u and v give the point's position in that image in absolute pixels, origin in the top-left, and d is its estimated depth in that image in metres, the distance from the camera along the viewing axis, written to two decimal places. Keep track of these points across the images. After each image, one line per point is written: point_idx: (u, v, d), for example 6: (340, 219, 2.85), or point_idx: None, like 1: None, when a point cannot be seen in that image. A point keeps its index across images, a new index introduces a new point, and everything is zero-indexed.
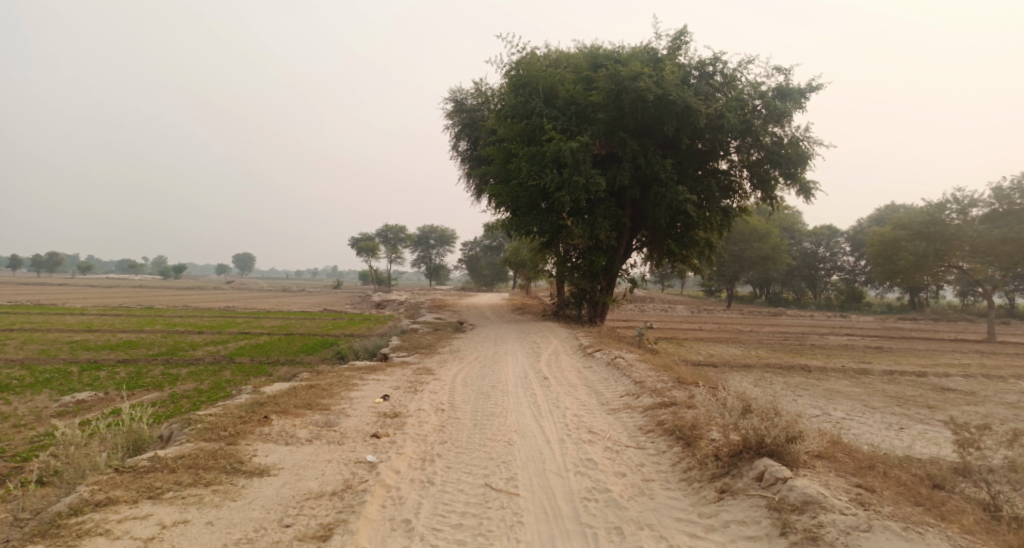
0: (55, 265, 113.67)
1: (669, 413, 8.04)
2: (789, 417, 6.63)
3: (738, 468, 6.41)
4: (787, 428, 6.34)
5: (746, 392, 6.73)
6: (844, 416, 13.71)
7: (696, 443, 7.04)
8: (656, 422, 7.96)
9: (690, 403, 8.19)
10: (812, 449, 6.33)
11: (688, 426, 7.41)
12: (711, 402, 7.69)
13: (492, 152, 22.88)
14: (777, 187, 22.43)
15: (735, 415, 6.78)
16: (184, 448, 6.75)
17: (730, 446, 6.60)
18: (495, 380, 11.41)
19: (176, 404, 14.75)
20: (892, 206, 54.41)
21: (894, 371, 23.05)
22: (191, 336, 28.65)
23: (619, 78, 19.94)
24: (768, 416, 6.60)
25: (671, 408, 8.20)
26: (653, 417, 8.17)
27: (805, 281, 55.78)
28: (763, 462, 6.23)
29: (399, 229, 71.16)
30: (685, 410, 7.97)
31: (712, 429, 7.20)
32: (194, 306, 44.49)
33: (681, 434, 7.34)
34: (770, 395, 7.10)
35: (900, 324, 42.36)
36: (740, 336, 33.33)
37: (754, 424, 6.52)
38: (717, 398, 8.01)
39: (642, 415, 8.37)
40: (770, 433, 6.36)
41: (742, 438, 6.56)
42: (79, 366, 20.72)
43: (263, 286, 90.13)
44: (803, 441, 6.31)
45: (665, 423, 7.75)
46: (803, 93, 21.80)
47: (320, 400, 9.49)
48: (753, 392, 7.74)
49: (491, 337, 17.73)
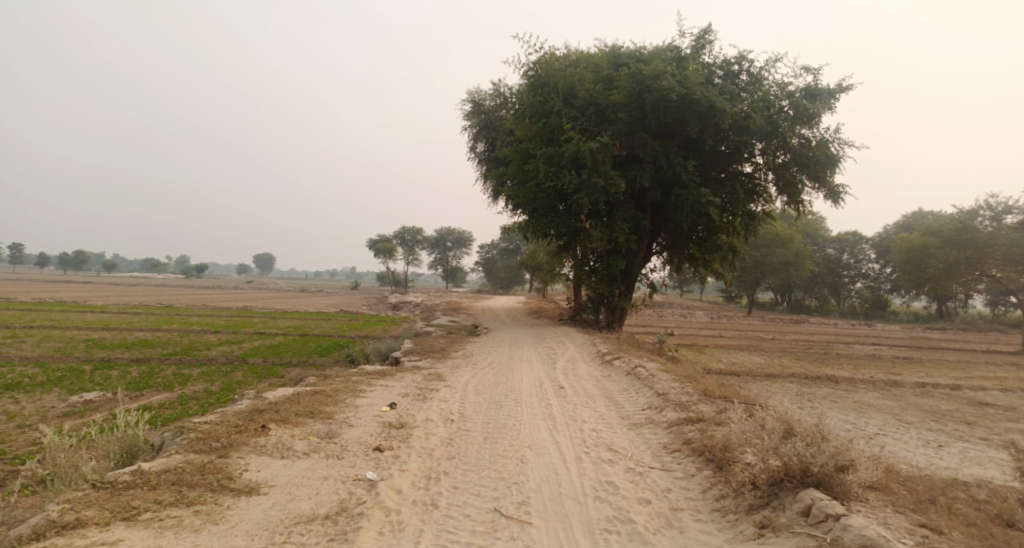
0: (80, 264, 115.25)
1: (696, 431, 7.42)
2: (836, 443, 5.99)
3: (779, 499, 5.78)
4: (836, 456, 5.71)
5: (789, 414, 6.12)
6: (877, 432, 12.96)
7: (729, 467, 6.41)
8: (682, 440, 7.33)
9: (720, 421, 7.58)
10: (863, 480, 5.70)
11: (719, 446, 6.78)
12: (744, 421, 7.06)
13: (510, 152, 22.33)
14: (803, 191, 21.62)
15: (776, 439, 6.15)
16: (170, 460, 6.26)
17: (770, 473, 5.97)
18: (508, 389, 10.81)
19: (184, 407, 14.32)
20: (919, 213, 53.17)
21: (926, 383, 22.10)
22: (207, 335, 28.41)
23: (641, 77, 19.24)
24: (813, 441, 5.96)
25: (698, 425, 7.57)
26: (678, 434, 7.54)
27: (828, 288, 54.61)
28: (810, 494, 5.62)
29: (417, 231, 70.85)
30: (714, 428, 7.33)
31: (747, 451, 6.55)
32: (213, 305, 44.43)
33: (711, 456, 6.71)
34: (811, 416, 6.46)
35: (928, 334, 41.12)
36: (762, 344, 32.43)
37: (797, 450, 5.88)
38: (750, 415, 7.37)
39: (667, 432, 7.75)
40: (816, 461, 5.74)
41: (783, 465, 5.93)
42: (91, 365, 20.44)
43: (282, 286, 90.38)
44: (855, 471, 5.68)
45: (693, 442, 7.13)
46: (832, 93, 21.01)
47: (324, 408, 8.96)
48: (789, 410, 7.10)
49: (507, 342, 17.15)
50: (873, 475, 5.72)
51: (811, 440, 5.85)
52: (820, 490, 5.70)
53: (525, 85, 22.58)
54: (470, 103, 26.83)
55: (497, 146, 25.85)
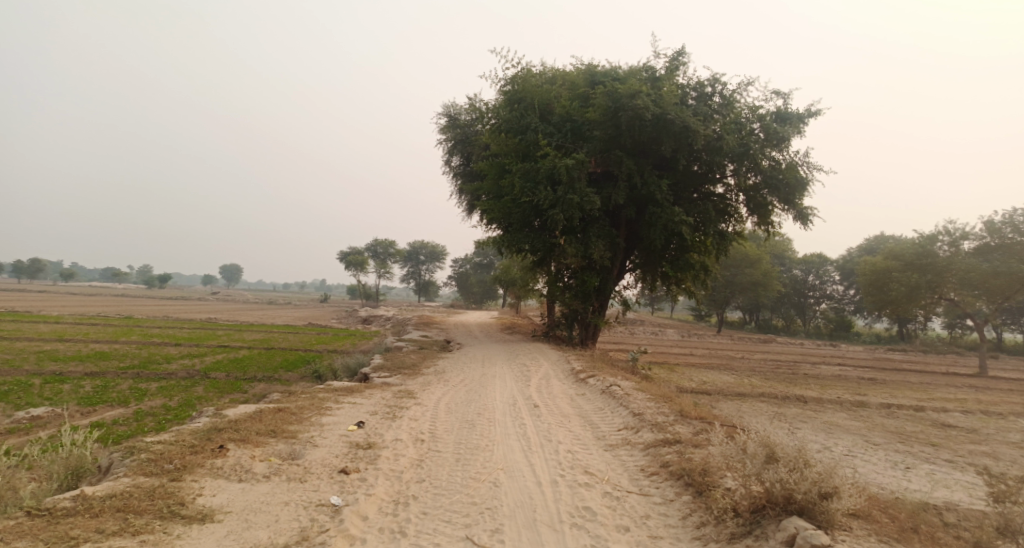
0: (37, 272, 111.77)
1: (674, 453, 7.24)
2: (818, 468, 5.85)
3: (762, 528, 5.62)
4: (820, 483, 5.58)
5: (773, 437, 5.99)
6: (847, 453, 12.93)
7: (709, 492, 6.23)
8: (660, 463, 7.14)
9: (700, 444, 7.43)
10: (846, 508, 5.57)
11: (698, 470, 6.61)
12: (723, 444, 6.90)
13: (484, 167, 22.19)
14: (773, 213, 21.82)
15: (758, 465, 6.00)
16: (117, 485, 5.85)
17: (752, 500, 5.81)
18: (481, 407, 10.55)
19: (139, 424, 13.73)
20: (882, 236, 54.33)
21: (891, 404, 22.34)
22: (168, 348, 27.56)
23: (617, 96, 19.27)
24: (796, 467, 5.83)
25: (676, 447, 7.39)
26: (656, 456, 7.36)
27: (795, 308, 55.36)
28: (794, 523, 5.46)
29: (388, 244, 70.24)
30: (693, 451, 7.16)
31: (727, 476, 6.39)
32: (175, 317, 43.33)
33: (690, 480, 6.53)
34: (792, 441, 6.32)
35: (891, 355, 41.79)
36: (731, 363, 32.60)
37: (780, 476, 5.73)
38: (728, 438, 7.22)
39: (643, 454, 7.55)
40: (800, 487, 5.60)
41: (765, 491, 5.77)
42: (43, 378, 19.59)
43: (249, 297, 88.82)
44: (838, 499, 5.55)
45: (671, 465, 6.94)
46: (802, 117, 21.30)
47: (287, 427, 8.59)
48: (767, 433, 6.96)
49: (479, 358, 16.87)
50: (859, 503, 5.59)
51: (796, 466, 5.71)
52: (804, 519, 5.56)
53: (501, 101, 22.50)
54: (445, 117, 26.66)
55: (472, 160, 25.67)
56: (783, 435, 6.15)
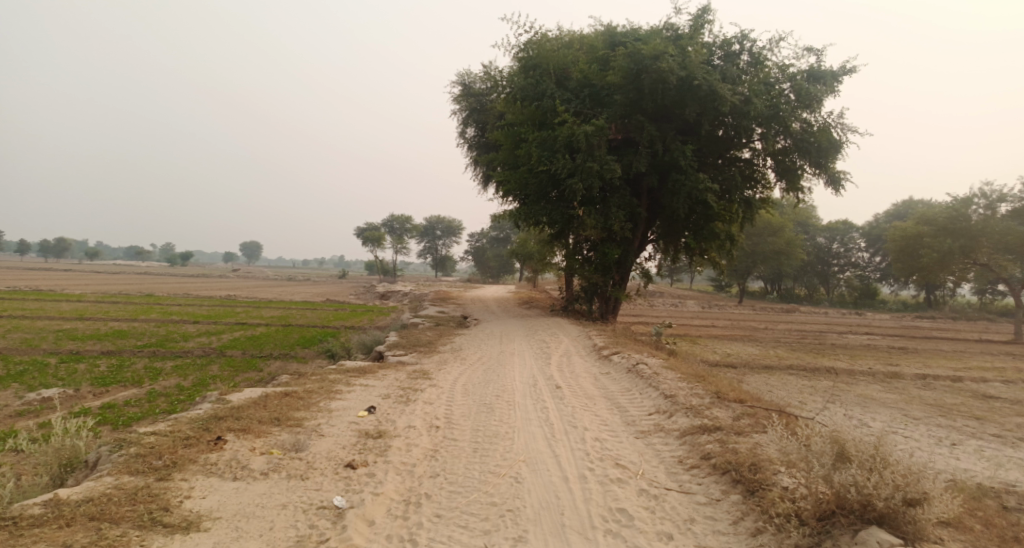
0: (60, 252, 112.76)
1: (715, 442, 6.55)
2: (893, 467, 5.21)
3: (833, 539, 5.05)
4: (904, 488, 4.99)
5: (844, 435, 5.41)
6: (888, 429, 12.11)
7: (763, 493, 5.59)
8: (700, 454, 6.45)
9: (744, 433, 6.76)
10: (931, 516, 4.95)
11: (747, 465, 5.94)
12: (774, 436, 6.25)
13: (500, 136, 21.34)
14: (802, 178, 20.74)
15: (826, 464, 5.41)
16: (96, 487, 5.30)
17: (820, 505, 5.25)
18: (500, 388, 9.90)
19: (150, 406, 13.31)
20: (910, 201, 52.63)
21: (926, 375, 21.37)
22: (185, 326, 27.28)
23: (638, 57, 18.24)
24: (866, 469, 5.15)
25: (717, 435, 6.69)
26: (694, 445, 6.66)
27: (818, 277, 54.04)
28: (875, 536, 4.90)
29: (405, 219, 69.59)
30: (736, 440, 6.47)
31: (783, 473, 5.73)
32: (195, 294, 43.32)
33: (738, 477, 5.88)
34: (859, 434, 5.68)
35: (919, 322, 40.54)
36: (755, 334, 31.65)
37: (854, 479, 5.15)
38: (778, 427, 6.55)
39: (679, 442, 6.86)
40: (880, 492, 5.02)
41: (836, 495, 5.20)
42: (57, 358, 19.28)
43: (268, 274, 89.06)
44: (923, 506, 4.96)
45: (714, 457, 6.26)
46: (836, 75, 20.12)
47: (293, 413, 8.00)
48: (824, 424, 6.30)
49: (499, 334, 16.21)
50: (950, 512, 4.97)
51: (875, 468, 5.12)
52: (884, 529, 4.99)
53: (515, 67, 21.56)
54: (460, 85, 25.70)
55: (488, 130, 24.78)
56: (854, 431, 5.55)
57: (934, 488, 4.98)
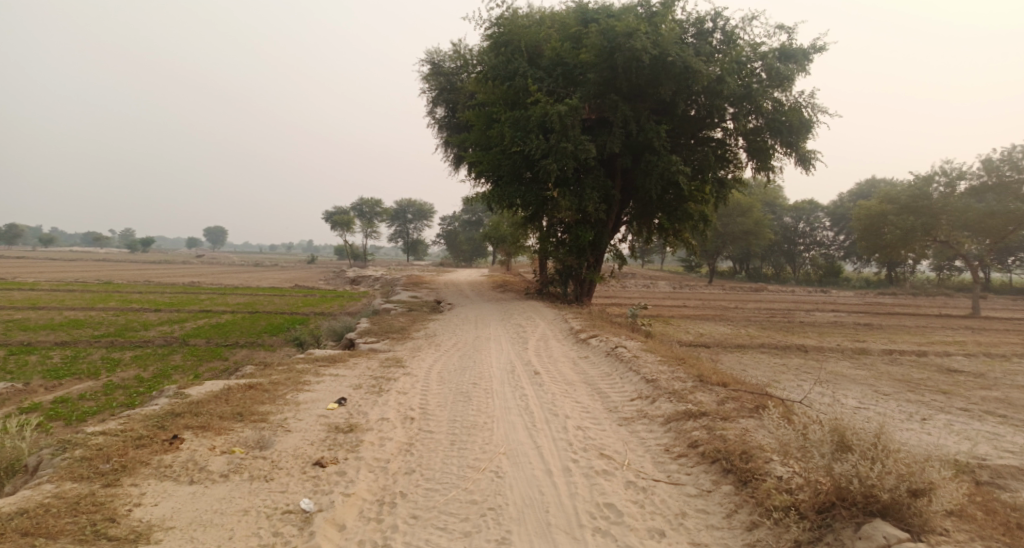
0: (15, 239, 109.13)
1: (702, 430, 6.35)
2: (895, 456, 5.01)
3: (835, 533, 4.86)
4: (908, 479, 4.82)
5: (845, 423, 5.22)
6: (860, 405, 12.09)
7: (757, 484, 5.43)
8: (688, 442, 6.26)
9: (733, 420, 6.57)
10: (936, 508, 4.78)
11: (739, 455, 5.78)
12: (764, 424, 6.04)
13: (471, 116, 20.86)
14: (774, 157, 20.62)
15: (826, 454, 5.19)
16: (33, 497, 4.87)
17: (820, 499, 5.05)
18: (476, 375, 9.58)
19: (108, 399, 12.73)
20: (873, 180, 53.36)
21: (893, 350, 21.56)
22: (146, 314, 26.41)
23: (612, 35, 17.87)
24: (866, 457, 4.95)
25: (703, 422, 6.48)
26: (681, 433, 6.45)
27: (784, 256, 54.62)
28: (882, 530, 4.71)
29: (374, 203, 68.24)
30: (724, 428, 6.29)
31: (777, 463, 5.57)
32: (157, 281, 42.13)
33: (729, 466, 5.72)
34: (857, 421, 5.48)
35: (882, 299, 41.19)
36: (725, 313, 31.77)
37: (858, 471, 4.95)
38: (766, 413, 6.38)
39: (664, 429, 6.63)
40: (884, 484, 4.85)
41: (837, 488, 4.99)
42: (9, 350, 18.43)
43: (234, 260, 87.25)
44: (928, 499, 4.78)
45: (702, 446, 6.08)
46: (807, 54, 19.99)
47: (258, 408, 7.58)
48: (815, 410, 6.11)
49: (472, 319, 15.87)
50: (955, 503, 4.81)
51: (877, 458, 4.94)
52: (889, 522, 4.80)
53: (486, 45, 21.03)
54: (428, 64, 25.02)
55: (458, 110, 24.25)
56: (851, 419, 5.36)
57: (937, 476, 4.80)
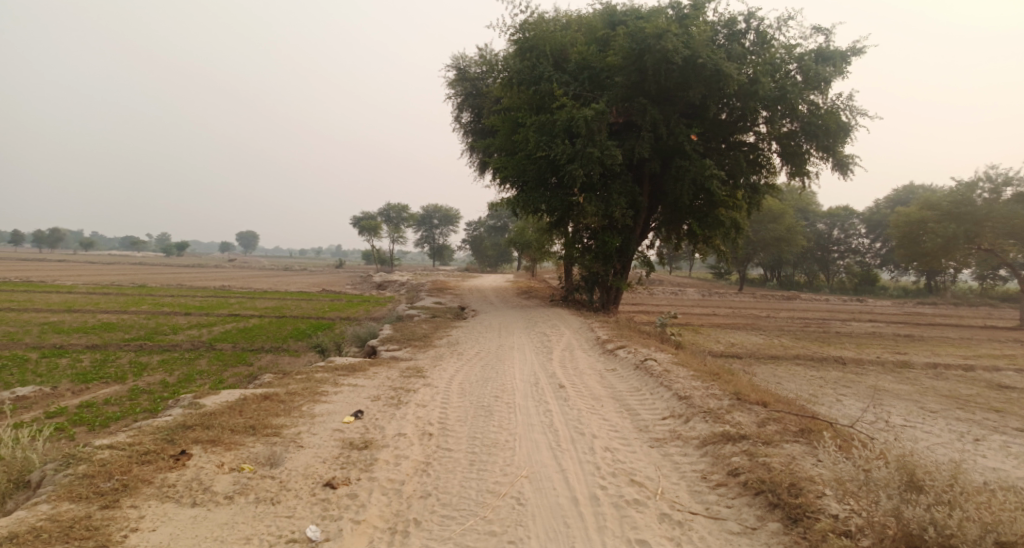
0: (55, 242, 111.77)
1: (743, 457, 5.93)
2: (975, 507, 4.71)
3: None
4: (993, 529, 4.58)
5: (915, 464, 4.98)
6: (905, 424, 11.40)
7: (810, 524, 5.05)
8: (728, 470, 5.84)
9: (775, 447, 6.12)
10: None
11: (788, 488, 5.38)
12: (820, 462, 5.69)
13: (497, 121, 20.55)
14: (809, 162, 19.93)
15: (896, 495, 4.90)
16: (27, 519, 4.77)
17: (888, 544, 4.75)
18: (498, 387, 9.23)
19: (131, 404, 12.61)
20: (911, 186, 51.86)
21: (937, 363, 20.62)
22: (176, 317, 26.50)
23: (640, 37, 17.40)
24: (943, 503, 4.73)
25: (743, 448, 6.07)
26: (719, 459, 6.04)
27: (818, 263, 53.30)
28: None
29: (401, 208, 68.79)
30: (766, 456, 5.87)
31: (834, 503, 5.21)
32: (188, 285, 42.55)
33: (777, 501, 5.33)
34: (928, 464, 5.16)
35: (921, 309, 39.83)
36: (757, 322, 30.92)
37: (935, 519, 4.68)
38: (817, 445, 5.99)
39: (701, 454, 6.22)
40: (966, 533, 4.62)
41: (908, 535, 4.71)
42: (40, 352, 18.52)
43: (264, 264, 88.21)
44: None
45: (745, 477, 5.68)
46: (846, 56, 19.29)
47: (272, 419, 7.33)
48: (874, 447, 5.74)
49: (497, 326, 15.52)
50: None
51: (956, 502, 4.74)
52: None
53: (511, 50, 20.71)
54: (454, 69, 24.76)
55: (484, 115, 23.96)
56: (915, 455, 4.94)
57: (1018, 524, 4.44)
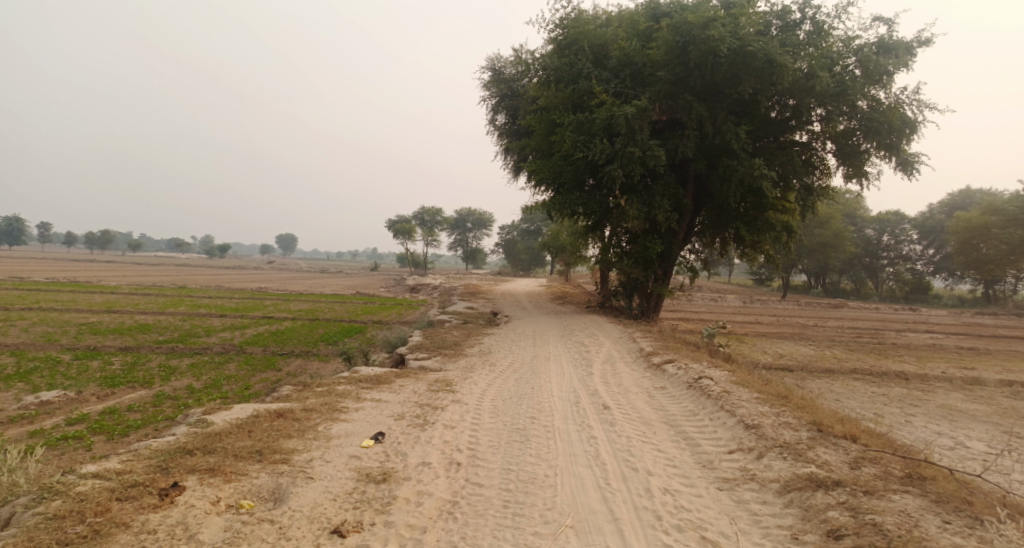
0: (107, 244, 114.04)
1: (846, 520, 5.30)
2: None
3: None
4: None
5: None
6: (989, 450, 10.15)
7: None
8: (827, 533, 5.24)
9: (878, 502, 5.47)
10: None
11: None
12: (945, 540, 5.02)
13: (533, 121, 19.65)
14: (868, 161, 18.48)
15: None
16: None
17: None
18: (534, 405, 8.36)
19: (155, 411, 11.96)
20: (967, 190, 49.37)
21: (1010, 380, 19.01)
22: (212, 319, 26.10)
23: (686, 28, 16.30)
24: None
25: (845, 507, 5.44)
26: (815, 519, 5.42)
27: (865, 270, 51.01)
28: None
29: (436, 212, 68.25)
30: (877, 522, 5.24)
31: None
32: (227, 286, 42.40)
33: None
34: None
35: (980, 319, 37.58)
36: (805, 332, 29.34)
37: None
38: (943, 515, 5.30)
39: (789, 508, 5.59)
40: None
41: None
42: (72, 354, 18.12)
43: (302, 266, 88.40)
44: None
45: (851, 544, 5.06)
46: (910, 47, 17.78)
47: (283, 441, 6.56)
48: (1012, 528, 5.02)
49: (531, 334, 14.61)
50: None
51: None
52: None
53: (549, 48, 19.75)
54: (489, 70, 23.92)
55: (519, 116, 23.09)
56: None
57: None
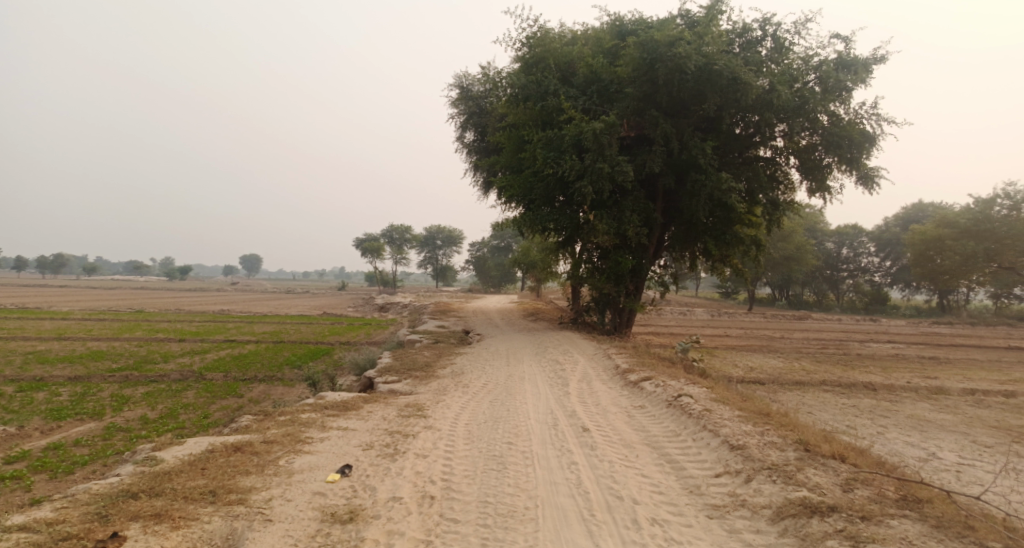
0: (60, 267, 110.25)
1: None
2: None
3: None
4: None
5: None
6: (963, 461, 10.12)
7: None
8: None
9: (877, 528, 5.32)
10: None
11: None
12: None
13: (502, 138, 19.43)
14: (830, 175, 18.64)
15: None
16: None
17: None
18: (511, 428, 8.01)
19: (106, 445, 11.26)
20: (921, 204, 50.69)
21: (973, 389, 19.25)
22: (170, 344, 25.17)
23: (651, 45, 16.28)
24: None
25: (842, 534, 5.28)
26: (811, 547, 5.24)
27: (826, 282, 51.84)
28: None
29: (404, 230, 67.55)
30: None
31: None
32: (186, 310, 41.07)
33: None
34: None
35: (938, 329, 38.33)
36: (772, 344, 29.49)
37: None
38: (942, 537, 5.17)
39: (784, 536, 5.41)
40: None
41: None
42: (19, 385, 17.15)
43: (266, 287, 86.57)
44: None
45: None
46: (867, 63, 18.04)
47: (239, 478, 6.18)
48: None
49: (504, 352, 14.28)
50: None
51: None
52: None
53: (516, 65, 19.61)
54: (457, 88, 23.69)
55: (488, 133, 22.88)
56: None
57: None
